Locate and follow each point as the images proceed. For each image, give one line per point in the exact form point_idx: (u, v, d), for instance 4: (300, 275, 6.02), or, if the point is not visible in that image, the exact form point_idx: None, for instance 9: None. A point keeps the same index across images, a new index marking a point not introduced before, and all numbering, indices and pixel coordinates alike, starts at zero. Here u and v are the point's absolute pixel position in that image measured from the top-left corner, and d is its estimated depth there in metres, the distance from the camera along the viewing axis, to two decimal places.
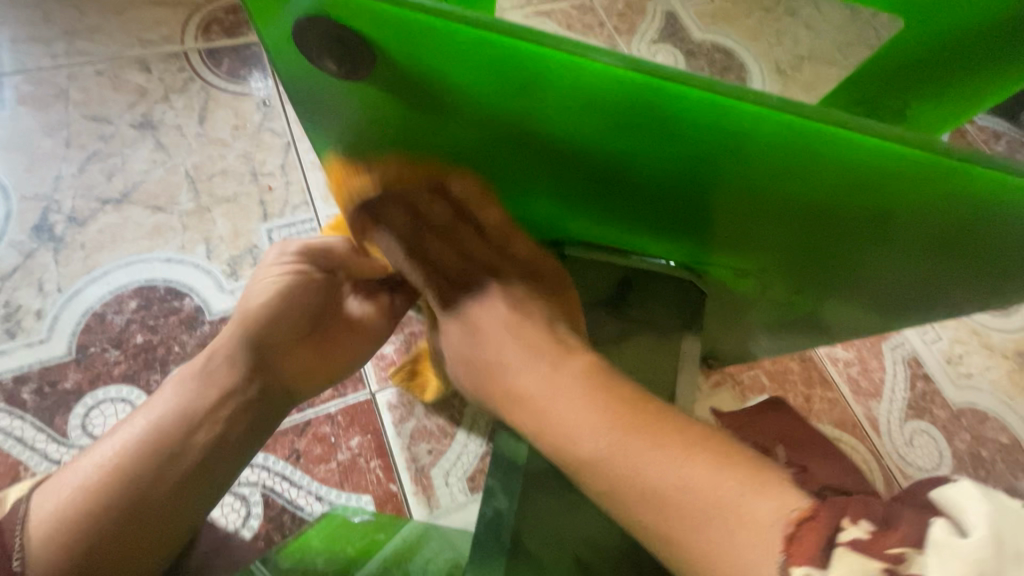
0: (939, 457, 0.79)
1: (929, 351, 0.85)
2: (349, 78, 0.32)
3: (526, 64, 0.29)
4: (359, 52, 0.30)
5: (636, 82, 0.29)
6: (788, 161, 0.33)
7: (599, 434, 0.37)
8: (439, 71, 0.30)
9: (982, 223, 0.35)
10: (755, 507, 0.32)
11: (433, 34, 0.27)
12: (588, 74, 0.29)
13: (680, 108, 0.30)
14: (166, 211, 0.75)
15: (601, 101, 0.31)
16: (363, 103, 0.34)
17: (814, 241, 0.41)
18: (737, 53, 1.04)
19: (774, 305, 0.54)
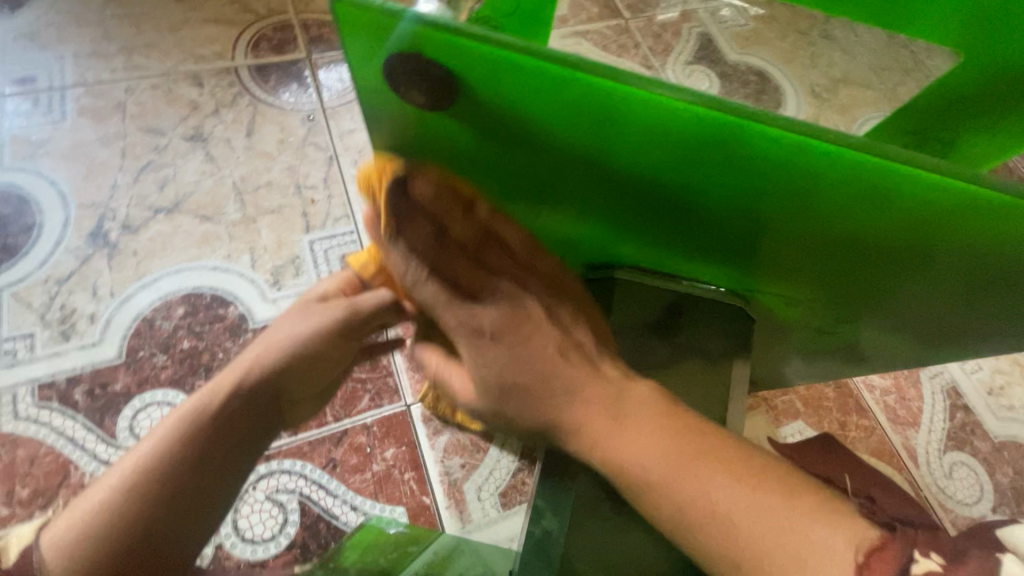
0: (980, 490, 0.77)
1: (969, 380, 0.83)
2: (430, 108, 0.33)
3: (597, 97, 0.30)
4: (442, 83, 0.31)
5: (704, 118, 0.29)
6: (847, 193, 0.33)
7: (660, 459, 0.36)
8: (513, 103, 0.32)
9: None
10: (824, 538, 0.32)
11: (516, 69, 0.29)
12: (658, 108, 0.29)
13: (745, 141, 0.31)
14: (213, 221, 0.77)
15: (665, 133, 0.31)
16: (436, 129, 0.36)
17: (862, 271, 0.41)
18: (771, 75, 1.05)
19: (814, 332, 0.54)
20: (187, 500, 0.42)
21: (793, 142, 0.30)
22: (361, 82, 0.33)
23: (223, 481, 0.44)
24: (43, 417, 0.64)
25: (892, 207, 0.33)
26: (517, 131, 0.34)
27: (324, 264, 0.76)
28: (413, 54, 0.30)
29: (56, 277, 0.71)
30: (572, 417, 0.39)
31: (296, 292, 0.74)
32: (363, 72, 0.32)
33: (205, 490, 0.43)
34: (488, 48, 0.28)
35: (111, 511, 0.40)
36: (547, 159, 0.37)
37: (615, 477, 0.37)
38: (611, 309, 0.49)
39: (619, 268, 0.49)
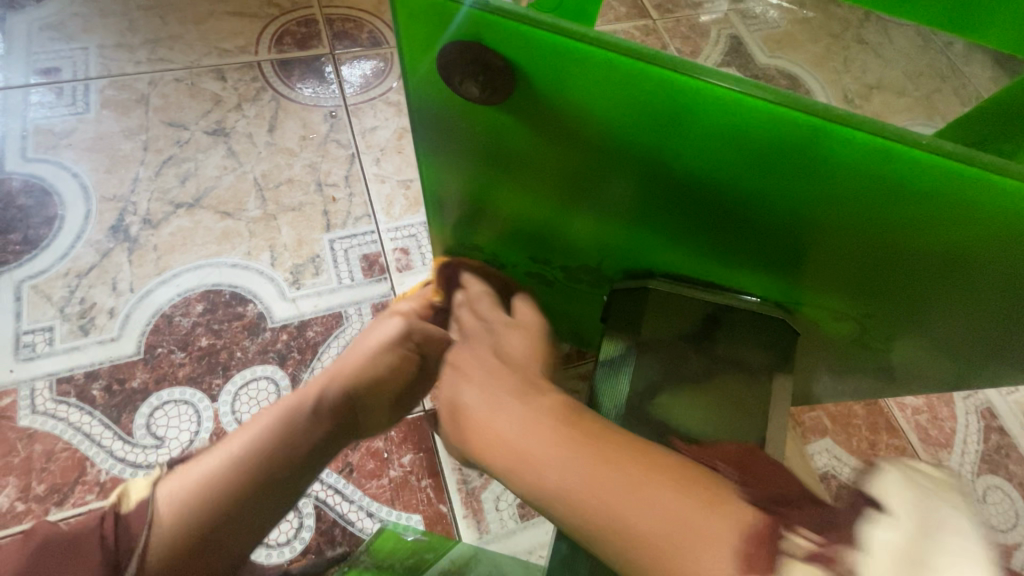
0: (1016, 517, 0.74)
1: (1006, 402, 0.80)
2: (482, 102, 0.32)
3: (651, 91, 0.29)
4: (500, 76, 0.30)
5: (761, 114, 0.29)
6: (905, 203, 0.32)
7: (562, 467, 0.34)
8: (565, 98, 0.31)
9: None
10: (704, 521, 0.29)
11: (581, 59, 0.28)
12: (714, 103, 0.29)
13: (802, 143, 0.30)
14: (234, 217, 0.76)
15: (717, 132, 0.31)
16: (483, 125, 0.35)
17: (911, 292, 0.39)
18: (804, 79, 1.01)
19: (853, 352, 0.52)
20: (277, 489, 0.44)
21: (855, 142, 0.29)
22: (415, 71, 0.33)
23: (300, 478, 0.46)
24: (60, 413, 0.64)
25: (957, 222, 0.32)
26: (570, 130, 0.33)
27: (343, 263, 0.75)
28: (475, 43, 0.29)
29: (76, 271, 0.71)
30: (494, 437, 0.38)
31: (315, 292, 0.73)
32: (419, 57, 0.32)
33: (289, 487, 0.45)
34: (556, 35, 0.28)
35: (222, 485, 0.41)
36: (596, 160, 0.36)
37: (535, 492, 0.35)
38: (641, 321, 0.46)
39: (654, 279, 0.47)
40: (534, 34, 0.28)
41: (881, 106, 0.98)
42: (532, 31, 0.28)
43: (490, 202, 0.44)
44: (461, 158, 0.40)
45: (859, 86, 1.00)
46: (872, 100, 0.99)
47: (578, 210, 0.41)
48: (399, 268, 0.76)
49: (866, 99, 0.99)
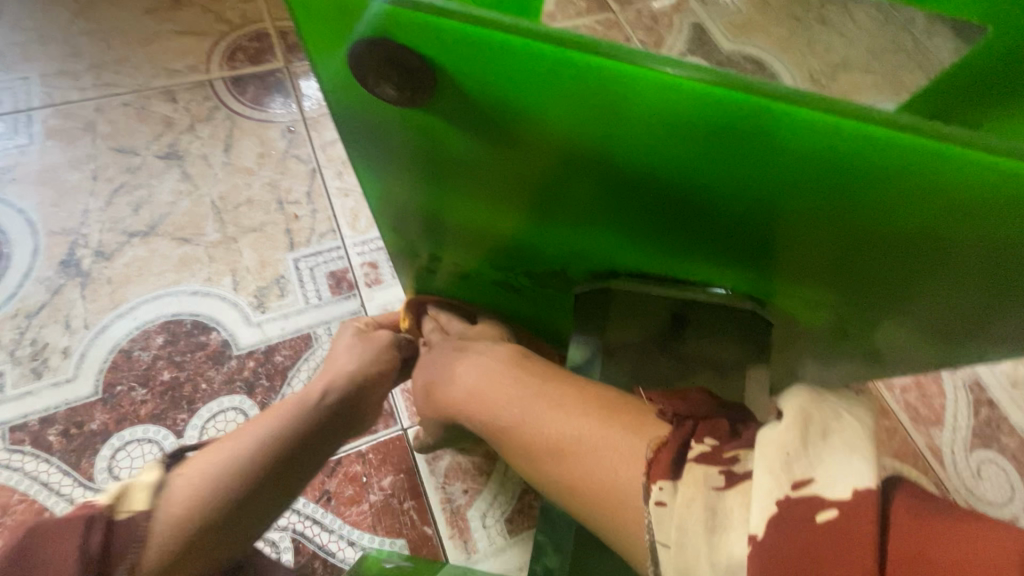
0: (1012, 490, 0.73)
1: (992, 373, 0.80)
2: (407, 103, 0.30)
3: (581, 81, 0.27)
4: (418, 74, 0.28)
5: (699, 96, 0.27)
6: (864, 180, 0.30)
7: (507, 405, 0.39)
8: (493, 94, 0.29)
9: None
10: (613, 434, 0.33)
11: (502, 51, 0.26)
12: (648, 88, 0.27)
13: (747, 124, 0.28)
14: (192, 243, 0.73)
15: (655, 118, 0.29)
16: (414, 129, 0.33)
17: (884, 271, 0.38)
18: (768, 63, 1.01)
19: (833, 337, 0.50)
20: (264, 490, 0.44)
21: (804, 123, 0.27)
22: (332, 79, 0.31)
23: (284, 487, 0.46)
24: (15, 462, 0.60)
25: (925, 197, 0.30)
26: (504, 127, 0.31)
27: (309, 283, 0.73)
28: (384, 40, 0.27)
29: (26, 310, 0.67)
30: (486, 414, 0.40)
31: (282, 314, 0.70)
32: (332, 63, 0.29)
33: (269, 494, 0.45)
34: (469, 25, 0.25)
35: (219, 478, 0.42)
36: (539, 158, 0.33)
37: (480, 427, 0.41)
38: (607, 324, 0.45)
39: (618, 279, 0.45)
40: (446, 25, 0.25)
41: (848, 85, 0.98)
42: (444, 23, 0.25)
43: (436, 207, 0.42)
44: (398, 165, 0.37)
45: (826, 66, 0.99)
46: (838, 79, 0.98)
47: (530, 212, 0.39)
48: (368, 282, 0.73)
49: (832, 79, 0.98)
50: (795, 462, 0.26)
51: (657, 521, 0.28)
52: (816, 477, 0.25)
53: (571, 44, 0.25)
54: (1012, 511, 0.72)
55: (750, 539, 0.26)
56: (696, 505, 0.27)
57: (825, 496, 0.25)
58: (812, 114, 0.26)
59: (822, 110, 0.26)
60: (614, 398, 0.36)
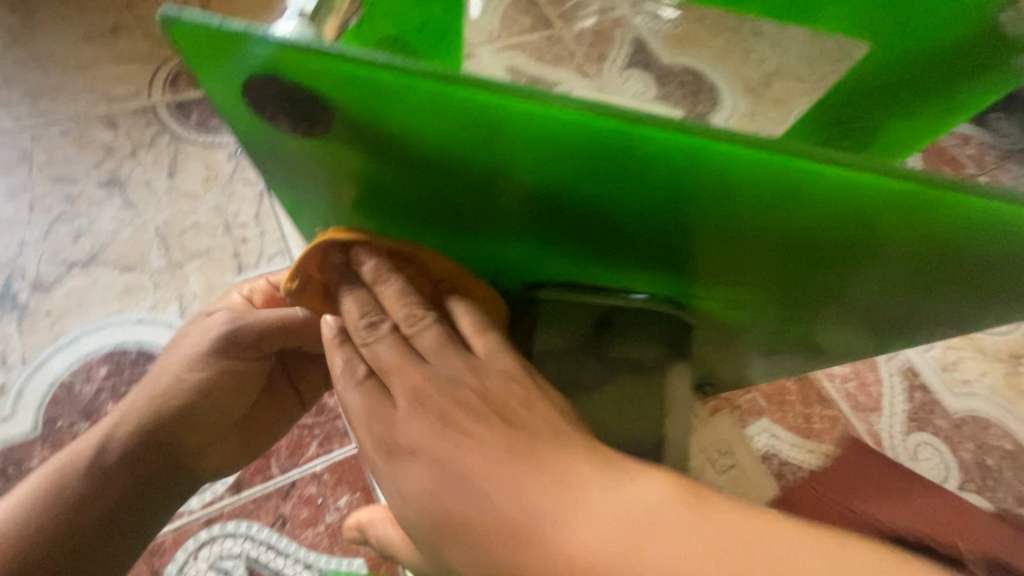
0: (946, 470, 0.77)
1: (924, 359, 0.85)
2: (307, 135, 0.31)
3: (474, 111, 0.27)
4: (312, 108, 0.29)
5: (587, 124, 0.27)
6: (761, 193, 0.31)
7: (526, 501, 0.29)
8: (394, 123, 0.29)
9: (962, 244, 0.33)
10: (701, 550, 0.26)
11: (389, 86, 0.26)
12: (539, 118, 0.27)
13: (640, 146, 0.29)
14: (135, 270, 0.72)
15: (554, 141, 0.29)
16: (324, 154, 0.33)
17: (804, 266, 0.39)
18: (705, 75, 1.07)
19: (773, 328, 0.52)
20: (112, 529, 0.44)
21: (691, 145, 0.28)
22: (230, 119, 0.31)
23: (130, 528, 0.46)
24: None
25: (810, 206, 0.31)
26: (412, 149, 0.32)
27: None
28: (267, 79, 0.27)
29: None
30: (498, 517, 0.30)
31: None
32: (226, 107, 0.30)
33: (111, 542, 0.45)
34: (350, 66, 0.25)
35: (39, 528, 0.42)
36: (454, 176, 0.34)
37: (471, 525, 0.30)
38: (534, 333, 0.46)
39: (547, 288, 0.47)
40: (322, 68, 0.26)
41: None
42: (325, 65, 0.25)
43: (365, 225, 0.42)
44: (320, 186, 0.38)
45: None
46: None
47: (454, 226, 0.40)
48: None
49: None
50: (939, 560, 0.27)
51: None
52: None
53: (454, 81, 0.26)
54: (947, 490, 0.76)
55: None
56: None
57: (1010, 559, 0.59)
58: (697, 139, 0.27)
59: (703, 137, 0.27)
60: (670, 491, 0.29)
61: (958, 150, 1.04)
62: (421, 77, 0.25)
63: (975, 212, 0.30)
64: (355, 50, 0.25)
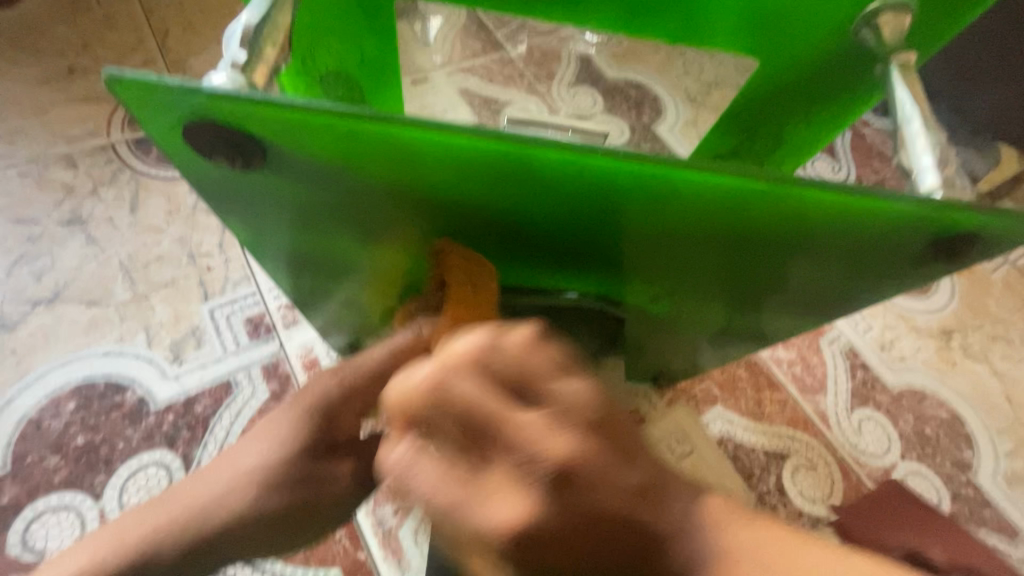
0: (889, 441, 0.83)
1: (863, 340, 0.91)
2: (246, 168, 0.33)
3: (398, 143, 0.30)
4: (248, 146, 0.31)
5: (500, 150, 0.30)
6: (670, 200, 0.34)
7: None
8: (328, 155, 0.32)
9: (860, 238, 0.37)
10: None
11: (315, 126, 0.29)
12: (457, 148, 0.30)
13: (552, 166, 0.32)
14: (101, 304, 0.74)
15: (475, 166, 0.32)
16: (267, 182, 0.36)
17: (729, 261, 0.43)
18: (649, 87, 1.12)
19: (717, 318, 0.55)
20: None
21: (595, 165, 0.31)
22: (174, 156, 0.34)
23: None
24: None
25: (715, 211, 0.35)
26: (349, 176, 0.34)
27: (225, 330, 0.74)
28: (202, 122, 0.30)
29: None
30: None
31: (199, 364, 0.71)
32: (165, 144, 0.32)
33: None
34: (278, 110, 0.28)
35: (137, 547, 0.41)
36: (392, 196, 0.37)
37: None
38: None
39: None
40: (251, 113, 0.28)
41: None
42: (253, 110, 0.28)
43: (316, 241, 0.45)
44: (269, 211, 0.41)
45: None
46: None
47: (408, 238, 0.43)
48: (285, 324, 0.75)
49: None
50: None
51: None
52: None
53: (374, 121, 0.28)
54: (889, 460, 0.82)
55: None
56: None
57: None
58: (599, 159, 0.30)
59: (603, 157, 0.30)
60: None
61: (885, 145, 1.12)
62: (341, 117, 0.28)
63: (863, 211, 0.33)
64: (279, 95, 0.28)
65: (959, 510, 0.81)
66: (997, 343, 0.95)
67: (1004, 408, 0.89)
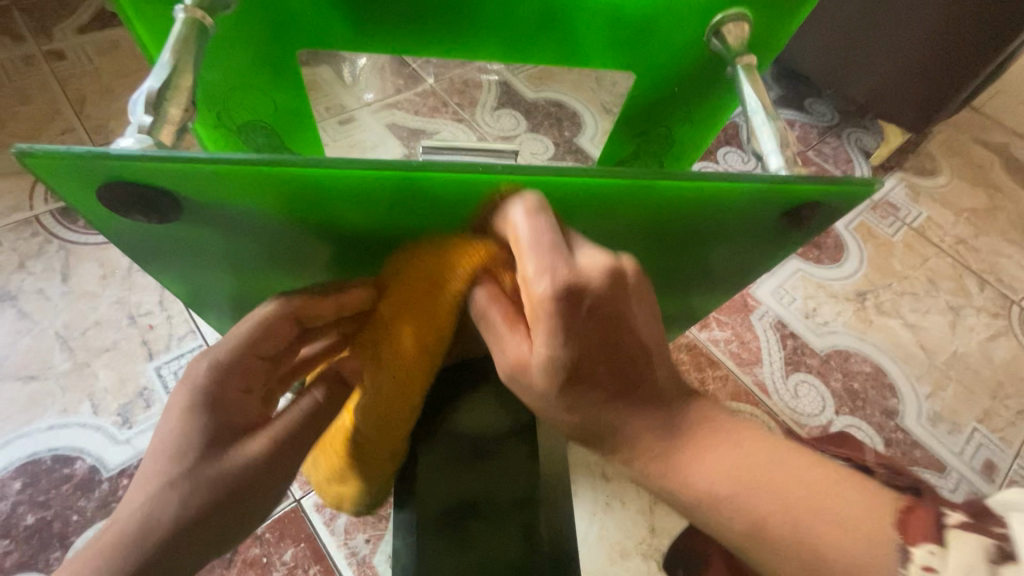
0: (822, 400, 0.90)
1: (789, 311, 0.99)
2: (166, 221, 0.36)
3: (301, 179, 0.33)
4: (164, 201, 0.34)
5: (395, 177, 0.33)
6: (565, 203, 0.38)
7: (730, 471, 0.34)
8: (241, 199, 0.34)
9: (743, 215, 0.40)
10: (860, 514, 0.32)
11: (220, 173, 0.31)
12: (358, 178, 0.33)
13: (450, 186, 0.34)
14: (40, 378, 0.73)
15: (378, 191, 0.35)
16: (190, 232, 0.38)
17: (638, 249, 0.46)
18: (567, 103, 1.19)
19: (648, 304, 0.59)
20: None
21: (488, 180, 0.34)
22: (94, 218, 0.35)
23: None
24: None
25: (610, 208, 0.38)
26: (266, 215, 0.37)
27: (174, 387, 0.74)
28: (114, 184, 0.32)
29: None
30: (718, 494, 0.33)
31: (149, 425, 0.71)
32: (79, 208, 0.34)
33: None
34: (182, 163, 0.30)
35: None
36: (312, 227, 0.39)
37: (695, 502, 0.34)
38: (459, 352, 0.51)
39: None
40: (160, 169, 0.31)
41: None
42: (161, 167, 0.30)
43: (251, 283, 0.48)
44: (201, 260, 0.43)
45: (614, 98, 1.20)
46: None
47: (342, 266, 0.46)
48: None
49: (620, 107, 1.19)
50: None
51: None
52: None
53: (273, 164, 0.31)
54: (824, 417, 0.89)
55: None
56: (969, 557, 0.30)
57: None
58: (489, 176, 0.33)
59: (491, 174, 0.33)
60: (858, 490, 0.33)
61: None
62: (244, 165, 0.31)
63: (736, 194, 0.37)
64: (185, 150, 0.30)
65: (892, 453, 0.88)
66: (905, 298, 1.05)
67: (920, 355, 0.98)
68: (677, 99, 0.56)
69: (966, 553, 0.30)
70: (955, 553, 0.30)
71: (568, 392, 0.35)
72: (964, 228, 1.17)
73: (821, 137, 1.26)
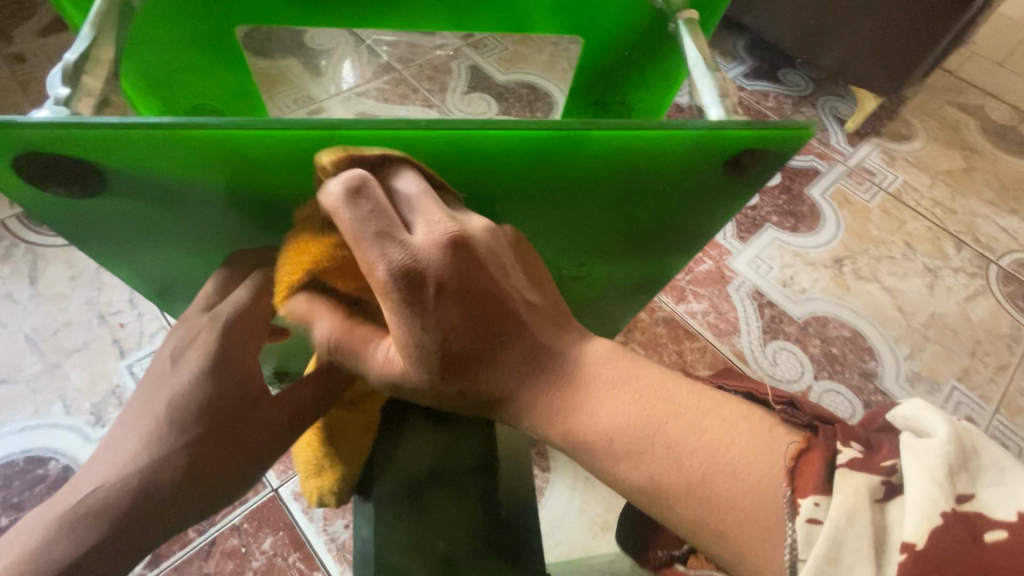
0: (801, 366, 0.91)
1: (767, 281, 0.99)
2: (89, 194, 0.35)
3: (213, 145, 0.31)
4: (81, 172, 0.33)
5: (312, 139, 0.31)
6: (499, 161, 0.37)
7: (625, 419, 0.34)
8: (159, 169, 0.33)
9: (686, 167, 0.39)
10: (755, 458, 0.32)
11: (127, 141, 0.30)
12: (273, 142, 0.31)
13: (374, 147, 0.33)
14: (10, 381, 0.72)
15: (299, 157, 0.33)
16: (120, 207, 0.37)
17: (588, 211, 0.45)
18: (539, 85, 1.19)
19: (611, 273, 0.58)
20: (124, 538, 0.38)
21: (412, 137, 0.32)
22: (14, 194, 0.35)
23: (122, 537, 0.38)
24: None
25: (546, 165, 0.37)
26: (190, 186, 0.36)
27: None
28: (25, 156, 0.31)
29: None
30: (614, 445, 0.34)
31: None
32: (1, 184, 0.33)
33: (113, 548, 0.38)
34: (84, 130, 0.29)
35: None
36: (243, 199, 0.38)
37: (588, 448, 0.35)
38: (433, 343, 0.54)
39: None
40: (69, 139, 0.30)
41: None
42: (64, 135, 0.29)
43: (200, 263, 0.47)
44: (141, 238, 0.42)
45: None
46: None
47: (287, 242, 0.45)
48: None
49: None
50: (959, 476, 0.30)
51: (806, 531, 0.30)
52: (976, 492, 0.30)
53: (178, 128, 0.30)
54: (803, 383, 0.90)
55: (908, 547, 0.28)
56: (853, 506, 0.30)
57: (989, 515, 0.29)
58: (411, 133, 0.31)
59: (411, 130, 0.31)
60: (761, 433, 0.34)
61: (760, 106, 1.23)
62: (147, 130, 0.29)
63: (674, 144, 0.36)
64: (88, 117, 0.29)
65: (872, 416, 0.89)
66: (883, 262, 1.05)
67: (898, 318, 0.99)
68: (627, 62, 0.55)
69: (851, 495, 0.30)
70: (838, 498, 0.30)
71: (449, 374, 0.37)
72: (940, 190, 1.17)
73: (796, 107, 1.25)
